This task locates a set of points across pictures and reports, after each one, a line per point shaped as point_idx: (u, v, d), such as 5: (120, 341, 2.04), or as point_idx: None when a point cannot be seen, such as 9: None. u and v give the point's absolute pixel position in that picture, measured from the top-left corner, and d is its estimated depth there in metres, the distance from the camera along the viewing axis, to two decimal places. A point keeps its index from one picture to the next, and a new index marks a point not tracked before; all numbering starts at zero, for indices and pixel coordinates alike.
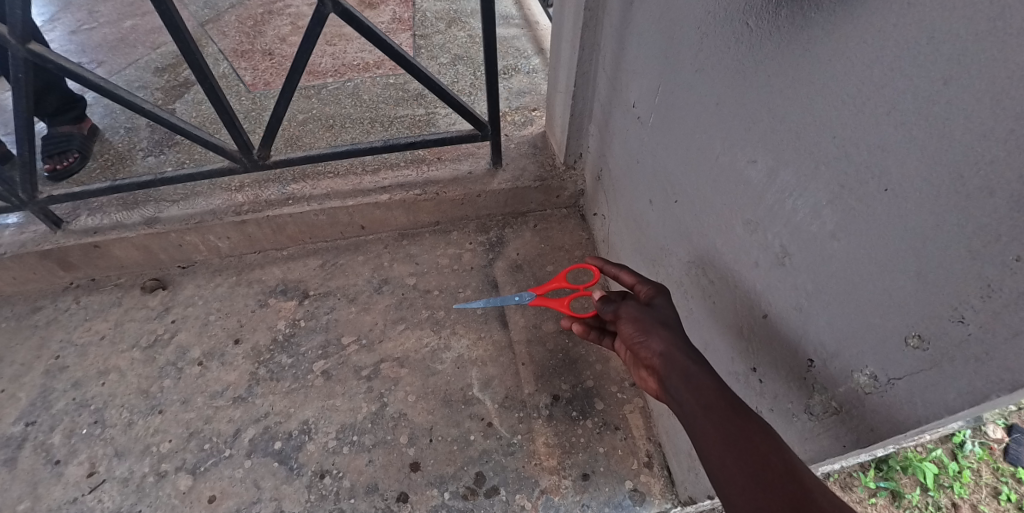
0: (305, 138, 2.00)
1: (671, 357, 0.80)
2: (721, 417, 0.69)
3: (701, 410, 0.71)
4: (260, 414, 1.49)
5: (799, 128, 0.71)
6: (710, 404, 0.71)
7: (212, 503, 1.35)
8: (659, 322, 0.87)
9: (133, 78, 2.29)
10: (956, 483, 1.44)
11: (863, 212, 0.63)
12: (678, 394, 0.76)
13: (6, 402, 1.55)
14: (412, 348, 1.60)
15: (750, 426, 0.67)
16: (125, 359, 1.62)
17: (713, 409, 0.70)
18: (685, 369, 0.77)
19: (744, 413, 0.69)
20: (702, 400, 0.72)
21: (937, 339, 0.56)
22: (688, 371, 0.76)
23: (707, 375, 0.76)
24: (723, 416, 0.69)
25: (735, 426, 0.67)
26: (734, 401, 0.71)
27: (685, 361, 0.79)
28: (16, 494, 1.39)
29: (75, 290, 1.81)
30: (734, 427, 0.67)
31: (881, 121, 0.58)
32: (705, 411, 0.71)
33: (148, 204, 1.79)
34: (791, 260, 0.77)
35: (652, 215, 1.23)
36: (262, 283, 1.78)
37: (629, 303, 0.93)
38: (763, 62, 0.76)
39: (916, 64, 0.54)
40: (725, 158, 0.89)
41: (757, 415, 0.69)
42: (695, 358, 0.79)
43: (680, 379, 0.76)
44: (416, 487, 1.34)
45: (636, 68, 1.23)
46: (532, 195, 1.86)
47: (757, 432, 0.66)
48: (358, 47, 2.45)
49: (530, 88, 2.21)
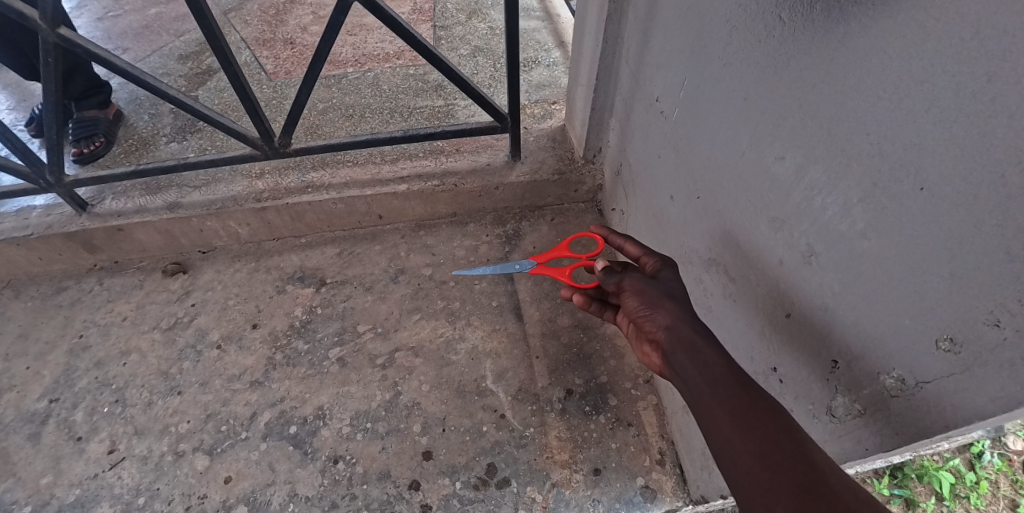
0: (325, 127, 2.01)
1: (676, 331, 0.80)
2: (727, 392, 0.69)
3: (708, 385, 0.71)
4: (276, 398, 1.51)
5: (831, 124, 0.69)
6: (716, 380, 0.71)
7: (228, 484, 1.37)
8: (666, 295, 0.87)
9: (157, 65, 2.32)
10: (972, 494, 1.41)
11: (895, 211, 0.62)
12: (684, 369, 0.76)
13: (31, 379, 1.59)
14: (427, 337, 1.61)
15: (757, 403, 0.67)
16: (146, 340, 1.65)
17: (720, 385, 0.70)
18: (691, 344, 0.77)
19: (751, 389, 0.69)
20: (708, 375, 0.72)
21: (970, 342, 0.55)
22: (695, 347, 0.76)
23: (714, 352, 0.75)
24: (730, 392, 0.69)
25: (742, 403, 0.67)
26: (741, 377, 0.71)
27: (691, 336, 0.78)
28: (40, 468, 1.43)
29: (98, 272, 1.84)
30: (741, 403, 0.67)
31: (918, 117, 0.57)
32: (711, 387, 0.71)
33: (170, 189, 1.82)
34: (818, 259, 0.75)
35: (673, 211, 1.22)
36: (281, 269, 1.80)
37: (633, 274, 0.93)
38: (795, 56, 0.74)
39: (958, 60, 0.52)
40: (752, 154, 0.88)
41: (763, 390, 0.68)
42: (701, 332, 0.79)
43: (685, 355, 0.77)
44: (428, 476, 1.35)
45: (660, 61, 1.22)
46: (550, 189, 1.85)
47: (765, 410, 0.65)
48: (379, 37, 2.45)
49: (550, 81, 2.20)
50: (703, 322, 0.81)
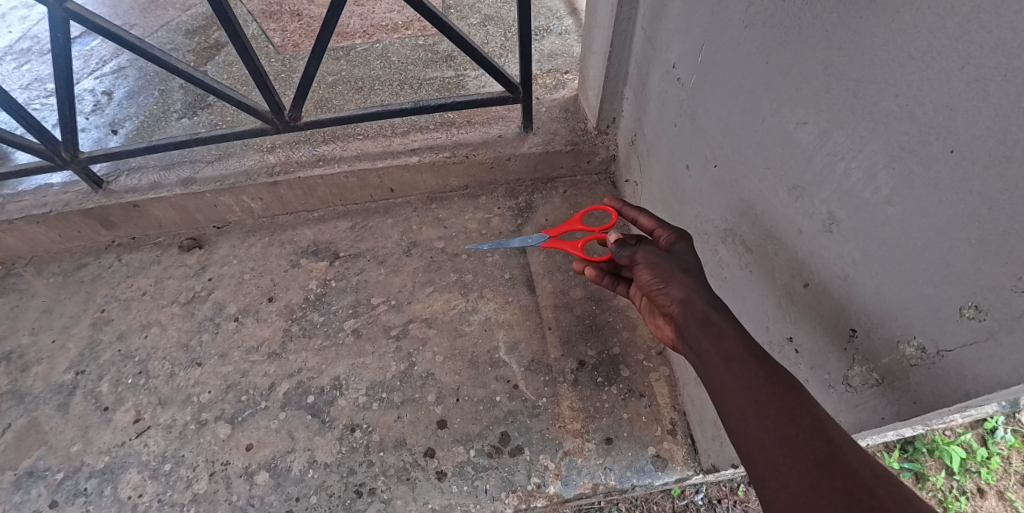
0: (335, 100, 2.00)
1: (690, 304, 0.79)
2: (742, 367, 0.68)
3: (722, 360, 0.70)
4: (294, 369, 1.54)
5: (858, 87, 0.67)
6: (730, 354, 0.71)
7: (250, 451, 1.41)
8: (679, 269, 0.86)
9: (165, 40, 2.30)
10: (983, 468, 1.45)
11: (923, 175, 0.60)
12: (698, 342, 0.75)
13: (57, 352, 1.64)
14: (440, 309, 1.62)
15: (772, 377, 0.66)
16: (166, 314, 1.69)
17: (734, 359, 0.70)
18: (705, 317, 0.76)
19: (765, 362, 0.69)
20: (722, 349, 0.72)
21: (997, 309, 0.54)
22: (709, 320, 0.75)
23: (728, 325, 0.74)
24: (745, 366, 0.68)
25: (756, 377, 0.66)
26: (755, 351, 0.70)
27: (705, 308, 0.77)
28: (70, 437, 1.48)
29: (117, 248, 1.87)
30: (756, 377, 0.67)
31: (952, 77, 0.55)
32: (726, 361, 0.70)
33: (184, 165, 1.83)
34: (839, 227, 0.74)
35: (689, 180, 1.20)
36: (295, 243, 1.81)
37: (647, 247, 0.92)
38: (821, 15, 0.71)
39: (997, 15, 0.50)
40: (772, 120, 0.85)
41: (778, 364, 0.68)
42: (716, 305, 0.78)
43: (700, 328, 0.76)
44: (443, 444, 1.38)
45: (678, 25, 1.18)
46: (562, 161, 1.83)
47: (782, 385, 0.65)
48: (387, 8, 2.40)
49: (562, 49, 2.15)
50: (717, 296, 0.80)
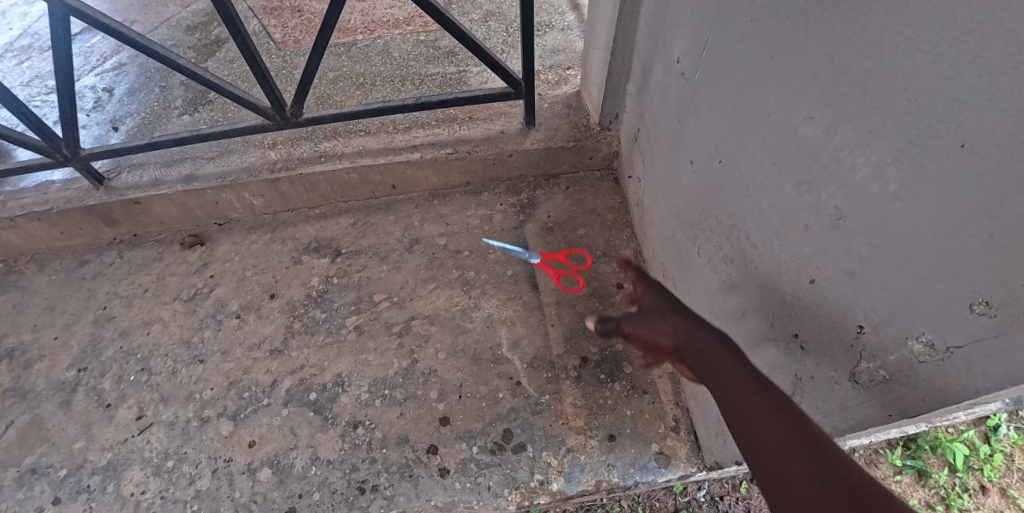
0: (337, 97, 1.99)
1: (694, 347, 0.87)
2: (744, 401, 0.76)
3: (727, 397, 0.78)
4: (296, 366, 1.54)
5: (866, 80, 0.66)
6: (735, 390, 0.78)
7: (252, 448, 1.41)
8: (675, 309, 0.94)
9: (166, 37, 2.30)
10: (986, 466, 1.46)
11: (932, 170, 0.59)
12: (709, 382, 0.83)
13: (59, 349, 1.64)
14: (442, 306, 1.61)
15: (774, 406, 0.73)
16: (168, 311, 1.68)
17: (739, 394, 0.77)
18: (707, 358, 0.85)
19: (767, 391, 0.75)
20: (727, 386, 0.79)
21: (1008, 305, 0.53)
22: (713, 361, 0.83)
23: (732, 361, 0.82)
24: (747, 400, 0.76)
25: (758, 408, 0.74)
26: (758, 381, 0.78)
27: (708, 348, 0.85)
28: (73, 434, 1.48)
29: (119, 245, 1.87)
30: (757, 409, 0.74)
31: (963, 70, 0.54)
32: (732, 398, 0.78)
33: (185, 161, 1.82)
34: (846, 223, 0.73)
35: (693, 176, 1.19)
36: (296, 240, 1.81)
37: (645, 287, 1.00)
38: (829, 8, 0.71)
39: (1008, 7, 0.49)
40: (777, 115, 0.84)
41: (780, 394, 0.74)
42: (717, 342, 0.85)
43: (707, 369, 0.84)
44: (445, 441, 1.38)
45: (682, 20, 1.17)
46: (564, 157, 1.82)
47: (786, 410, 0.72)
48: (388, 3, 2.39)
49: (564, 45, 2.14)
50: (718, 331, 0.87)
